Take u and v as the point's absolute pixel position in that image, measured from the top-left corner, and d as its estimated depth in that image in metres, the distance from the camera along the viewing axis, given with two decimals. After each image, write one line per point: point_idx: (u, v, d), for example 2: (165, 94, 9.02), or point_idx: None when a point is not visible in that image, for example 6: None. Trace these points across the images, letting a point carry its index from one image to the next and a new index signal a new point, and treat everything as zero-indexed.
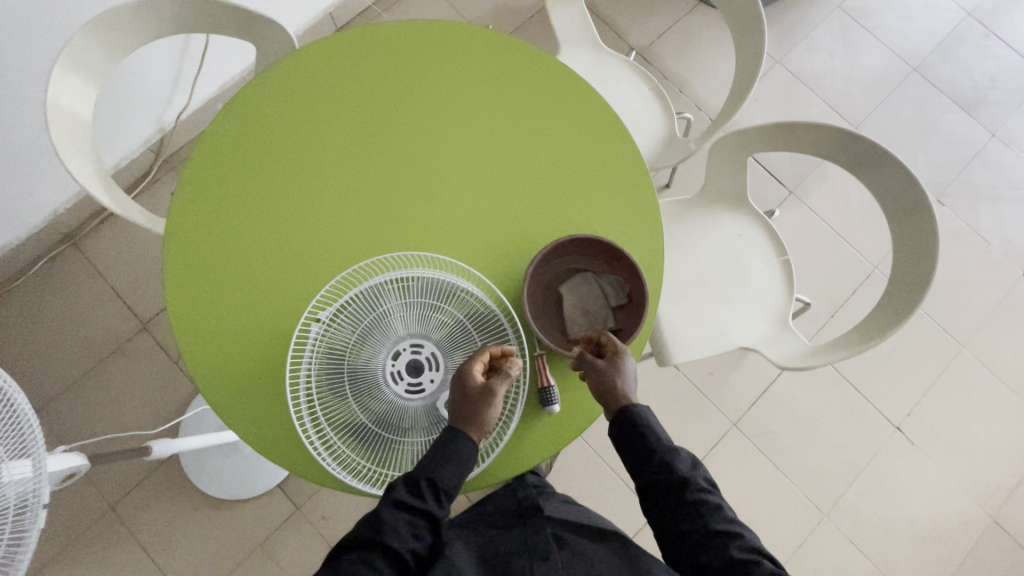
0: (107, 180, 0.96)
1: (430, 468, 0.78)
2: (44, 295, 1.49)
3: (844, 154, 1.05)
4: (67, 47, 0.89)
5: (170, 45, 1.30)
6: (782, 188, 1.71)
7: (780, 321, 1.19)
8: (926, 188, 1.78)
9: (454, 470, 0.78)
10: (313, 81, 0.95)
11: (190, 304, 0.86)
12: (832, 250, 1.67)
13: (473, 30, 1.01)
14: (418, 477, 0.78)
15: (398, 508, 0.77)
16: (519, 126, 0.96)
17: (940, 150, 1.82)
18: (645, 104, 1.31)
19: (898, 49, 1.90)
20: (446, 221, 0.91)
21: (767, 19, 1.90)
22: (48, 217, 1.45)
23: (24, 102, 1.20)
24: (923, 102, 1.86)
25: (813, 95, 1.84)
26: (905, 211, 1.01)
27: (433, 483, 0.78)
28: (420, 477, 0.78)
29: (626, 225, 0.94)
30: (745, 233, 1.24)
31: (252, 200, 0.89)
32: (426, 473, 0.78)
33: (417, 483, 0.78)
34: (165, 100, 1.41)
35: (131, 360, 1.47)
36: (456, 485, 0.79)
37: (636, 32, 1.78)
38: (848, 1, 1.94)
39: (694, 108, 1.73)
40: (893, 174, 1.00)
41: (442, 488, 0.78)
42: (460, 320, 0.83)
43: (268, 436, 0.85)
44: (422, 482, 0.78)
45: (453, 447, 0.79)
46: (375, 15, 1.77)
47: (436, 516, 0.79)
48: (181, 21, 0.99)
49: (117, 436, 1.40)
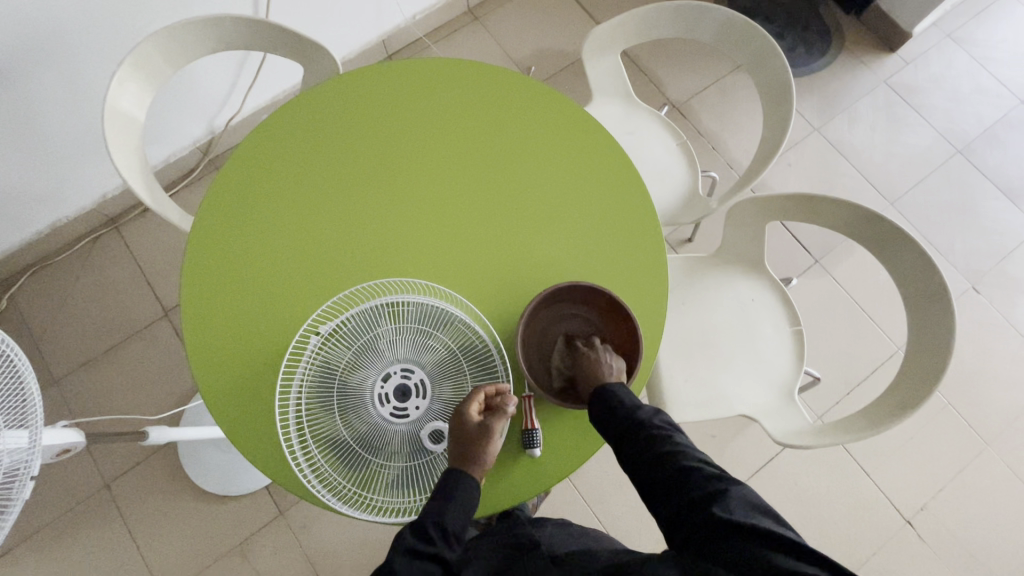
0: (149, 176, 1.03)
1: (438, 508, 0.77)
2: (80, 272, 1.58)
3: (864, 231, 1.03)
4: (133, 53, 0.97)
5: (230, 58, 1.40)
6: (808, 256, 1.68)
7: (786, 393, 1.15)
8: (961, 274, 1.71)
9: (461, 509, 0.78)
10: (347, 107, 1.00)
11: (201, 303, 0.89)
12: (853, 325, 1.62)
13: (504, 74, 1.05)
14: (424, 521, 0.76)
15: (411, 555, 0.73)
16: (538, 171, 0.98)
17: (980, 236, 1.76)
18: (671, 159, 1.32)
19: (944, 129, 1.87)
20: (454, 253, 0.93)
21: (810, 87, 1.90)
22: (97, 201, 1.56)
23: (86, 92, 1.32)
24: (965, 185, 1.81)
25: (849, 166, 1.82)
26: (923, 296, 0.98)
27: (440, 523, 0.76)
28: (428, 520, 0.76)
29: (630, 277, 0.94)
30: (759, 298, 1.22)
31: (273, 212, 0.94)
32: (432, 515, 0.76)
33: (423, 527, 0.76)
34: (218, 105, 1.50)
35: (148, 344, 1.53)
36: (463, 525, 0.78)
37: (675, 87, 1.81)
38: (895, 77, 1.93)
39: (725, 167, 1.74)
40: (913, 258, 0.98)
41: (449, 529, 0.77)
42: (453, 351, 0.84)
43: (254, 440, 0.86)
44: (429, 525, 0.76)
45: (454, 486, 0.79)
46: (425, 46, 1.87)
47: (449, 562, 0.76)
48: (238, 38, 1.07)
49: (121, 417, 1.46)
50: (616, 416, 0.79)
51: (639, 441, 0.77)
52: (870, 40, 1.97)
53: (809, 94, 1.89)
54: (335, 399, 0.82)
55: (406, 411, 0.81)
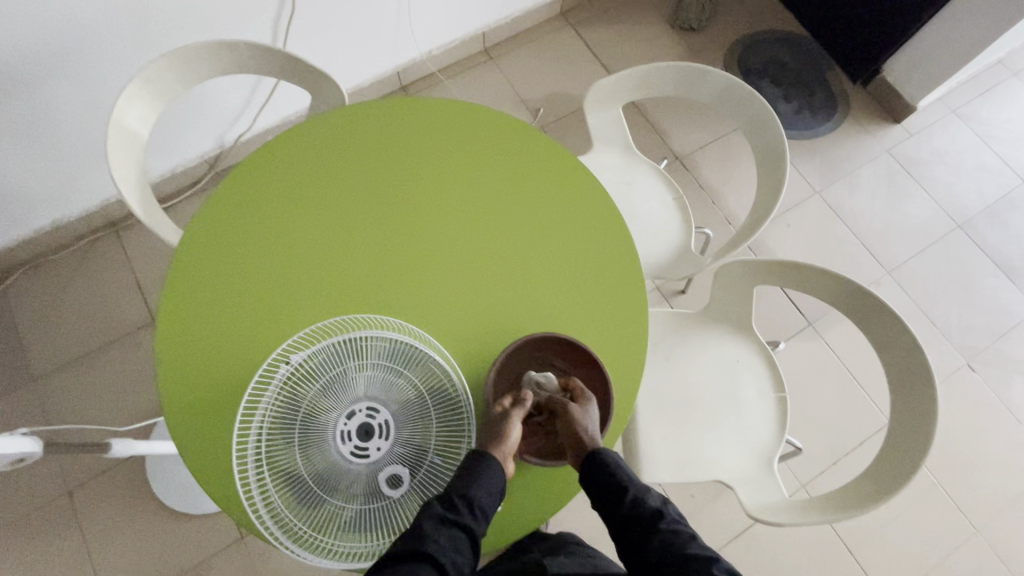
0: (144, 189, 1.04)
1: (465, 482, 0.81)
2: (74, 272, 1.59)
3: (851, 304, 1.02)
4: (143, 71, 1.00)
5: (243, 80, 1.44)
6: (801, 318, 1.66)
7: (765, 461, 1.12)
8: (957, 349, 1.69)
9: (488, 487, 0.82)
10: (345, 139, 1.02)
11: (177, 321, 0.89)
12: (843, 392, 1.59)
13: (503, 119, 1.07)
14: (451, 494, 0.81)
15: (441, 523, 0.79)
16: (529, 219, 0.99)
17: (977, 313, 1.74)
18: (666, 212, 1.32)
19: (944, 203, 1.88)
20: (434, 293, 0.93)
21: (813, 150, 1.92)
22: (101, 203, 1.58)
23: (100, 101, 1.34)
24: (963, 260, 1.81)
25: (848, 231, 1.82)
26: (908, 376, 0.96)
27: (467, 496, 0.81)
28: (456, 494, 0.81)
29: (607, 333, 0.94)
30: (744, 360, 1.20)
31: (261, 236, 0.94)
32: (461, 490, 0.81)
33: (452, 499, 0.80)
34: (228, 122, 1.53)
35: (130, 350, 1.53)
36: (489, 498, 0.82)
37: (679, 139, 1.84)
38: (899, 147, 1.95)
39: (724, 222, 1.74)
40: (899, 336, 0.96)
41: (476, 502, 0.81)
42: (422, 393, 0.83)
43: (210, 465, 0.85)
44: (457, 498, 0.81)
45: (479, 466, 0.82)
46: (438, 80, 1.91)
47: (475, 529, 0.82)
48: (248, 63, 1.09)
49: (84, 427, 1.43)
50: (621, 499, 0.83)
51: (643, 526, 0.81)
52: (875, 110, 2.01)
53: (812, 158, 1.91)
54: (295, 432, 0.80)
55: (366, 451, 0.79)
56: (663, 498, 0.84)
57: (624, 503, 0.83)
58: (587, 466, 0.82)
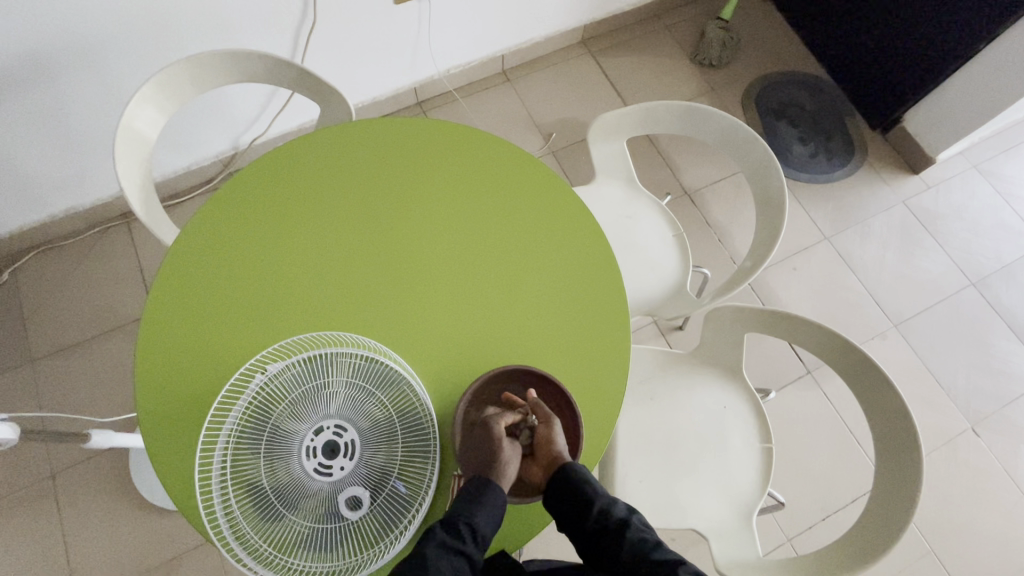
0: (148, 187, 1.07)
1: (467, 508, 0.77)
2: (82, 259, 1.63)
3: (841, 360, 0.99)
4: (158, 75, 1.03)
5: (260, 88, 1.48)
6: (799, 365, 1.62)
7: (744, 514, 1.08)
8: (961, 412, 1.63)
9: (492, 516, 0.78)
10: (347, 154, 1.03)
11: (161, 321, 0.90)
12: (838, 446, 1.54)
13: (504, 145, 1.07)
14: (456, 520, 0.77)
15: (444, 550, 0.75)
16: (520, 249, 0.99)
17: (985, 376, 1.68)
18: (664, 249, 1.31)
19: (959, 259, 1.83)
20: (417, 314, 0.93)
21: (825, 195, 1.89)
22: (115, 194, 1.63)
23: (119, 97, 1.39)
24: (975, 320, 1.75)
25: (856, 281, 1.78)
26: (894, 441, 0.93)
27: (471, 525, 0.77)
28: (460, 522, 0.76)
29: (587, 370, 0.93)
30: (731, 407, 1.17)
31: (253, 244, 0.96)
32: (464, 515, 0.77)
33: (456, 525, 0.76)
34: (243, 126, 1.57)
35: (126, 340, 1.55)
36: (492, 527, 0.78)
37: (689, 174, 1.83)
38: (915, 199, 1.91)
39: (728, 261, 1.72)
40: (888, 400, 0.93)
41: (479, 531, 0.77)
42: (390, 415, 0.82)
43: (178, 467, 0.85)
44: (461, 524, 0.76)
45: (483, 493, 0.77)
46: (453, 99, 1.94)
47: (475, 559, 0.78)
48: (260, 74, 1.12)
49: (69, 415, 1.45)
50: (588, 513, 0.80)
51: (610, 537, 0.80)
52: (893, 160, 1.98)
53: (825, 202, 1.88)
54: (262, 444, 0.80)
55: (330, 469, 0.78)
56: (628, 507, 0.83)
57: (591, 517, 0.80)
58: (559, 484, 0.79)
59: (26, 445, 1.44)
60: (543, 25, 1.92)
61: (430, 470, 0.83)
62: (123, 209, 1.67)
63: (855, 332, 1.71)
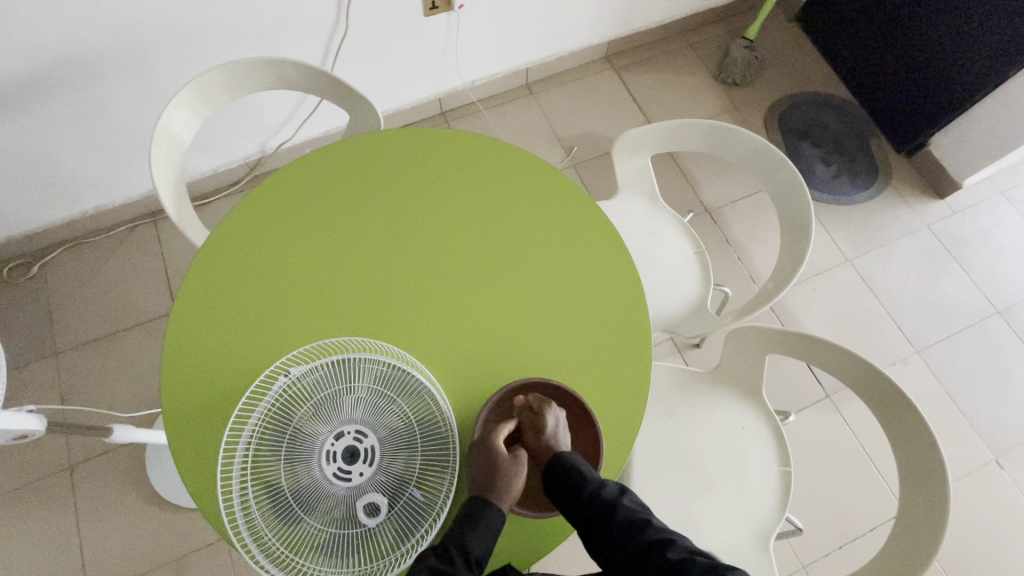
0: (181, 189, 1.10)
1: (461, 531, 0.79)
2: (109, 256, 1.66)
3: (866, 384, 0.98)
4: (195, 81, 1.06)
5: (290, 95, 1.51)
6: (818, 388, 1.60)
7: (761, 539, 1.06)
8: (985, 442, 1.59)
9: (487, 537, 0.79)
10: (373, 162, 1.05)
11: (188, 321, 0.92)
12: (856, 473, 1.51)
13: (528, 157, 1.08)
14: (449, 544, 0.77)
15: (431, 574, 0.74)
16: (544, 262, 0.99)
17: (1010, 406, 1.64)
18: (685, 266, 1.31)
19: (984, 286, 1.80)
20: (437, 322, 0.94)
21: (848, 217, 1.88)
22: (144, 194, 1.66)
23: (154, 101, 1.43)
24: (1001, 348, 1.72)
25: (877, 304, 1.75)
26: (919, 469, 0.91)
27: (464, 549, 0.77)
28: (453, 545, 0.77)
29: (607, 385, 0.93)
30: (750, 428, 1.15)
31: (279, 247, 0.97)
32: (457, 540, 0.78)
33: (448, 549, 0.77)
34: (271, 131, 1.60)
35: (148, 337, 1.58)
36: (487, 553, 0.78)
37: (710, 191, 1.82)
38: (940, 223, 1.88)
39: (747, 280, 1.71)
40: (913, 427, 0.92)
41: (472, 557, 0.77)
42: (411, 422, 0.82)
43: (202, 466, 0.86)
44: (453, 548, 0.77)
45: (479, 514, 0.79)
46: (476, 109, 1.96)
47: None
48: (292, 82, 1.15)
49: (90, 409, 1.47)
50: (581, 499, 0.78)
51: (604, 521, 0.77)
52: (918, 183, 1.95)
53: (847, 224, 1.87)
54: (283, 446, 0.80)
55: (349, 475, 0.78)
56: (620, 489, 0.80)
57: (584, 504, 0.78)
58: (552, 474, 0.80)
59: (47, 436, 1.46)
60: (568, 40, 1.94)
61: (444, 491, 0.81)
62: (151, 208, 1.70)
63: (876, 357, 1.68)
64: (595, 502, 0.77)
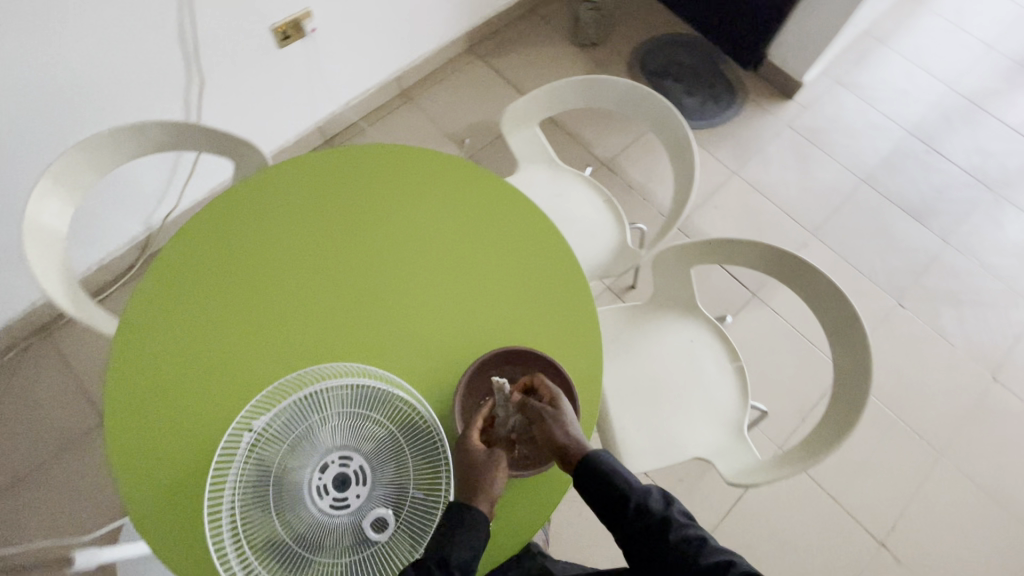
0: (72, 284, 1.02)
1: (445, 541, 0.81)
2: (6, 387, 1.49)
3: (776, 267, 1.11)
4: (51, 168, 0.98)
5: (162, 160, 1.43)
6: (744, 290, 1.75)
7: (736, 430, 1.16)
8: (886, 292, 1.83)
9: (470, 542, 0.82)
10: (278, 198, 1.03)
11: (129, 411, 0.86)
12: (797, 352, 1.68)
13: (429, 154, 1.11)
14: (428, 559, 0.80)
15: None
16: (475, 246, 1.03)
17: (896, 255, 1.89)
18: (599, 215, 1.39)
19: (847, 163, 2.05)
20: (389, 331, 0.95)
21: (723, 136, 2.07)
22: (27, 309, 1.51)
23: (7, 206, 1.30)
24: (875, 210, 1.97)
25: (769, 204, 1.95)
26: (838, 321, 1.04)
27: (442, 561, 0.80)
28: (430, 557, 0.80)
29: (564, 339, 0.97)
30: (697, 338, 1.26)
31: (206, 308, 0.93)
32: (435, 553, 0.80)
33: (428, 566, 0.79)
34: (152, 203, 1.51)
35: (80, 456, 1.44)
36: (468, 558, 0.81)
37: (601, 145, 1.93)
38: (798, 121, 2.12)
39: (658, 215, 1.83)
40: (823, 288, 1.05)
41: (451, 565, 0.80)
42: (391, 430, 0.83)
43: (190, 552, 0.81)
44: (434, 563, 0.80)
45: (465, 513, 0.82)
46: (360, 129, 1.95)
47: None
48: (162, 143, 1.09)
49: (38, 553, 1.33)
50: (614, 495, 0.83)
51: (637, 517, 0.82)
52: (770, 91, 2.19)
53: (725, 142, 2.06)
54: (270, 497, 0.78)
55: (345, 500, 0.77)
56: (666, 500, 0.84)
57: (617, 500, 0.82)
58: (583, 476, 0.82)
59: None
60: (429, 41, 1.97)
61: (442, 495, 0.82)
62: (40, 322, 1.55)
63: None
64: (630, 499, 0.82)
